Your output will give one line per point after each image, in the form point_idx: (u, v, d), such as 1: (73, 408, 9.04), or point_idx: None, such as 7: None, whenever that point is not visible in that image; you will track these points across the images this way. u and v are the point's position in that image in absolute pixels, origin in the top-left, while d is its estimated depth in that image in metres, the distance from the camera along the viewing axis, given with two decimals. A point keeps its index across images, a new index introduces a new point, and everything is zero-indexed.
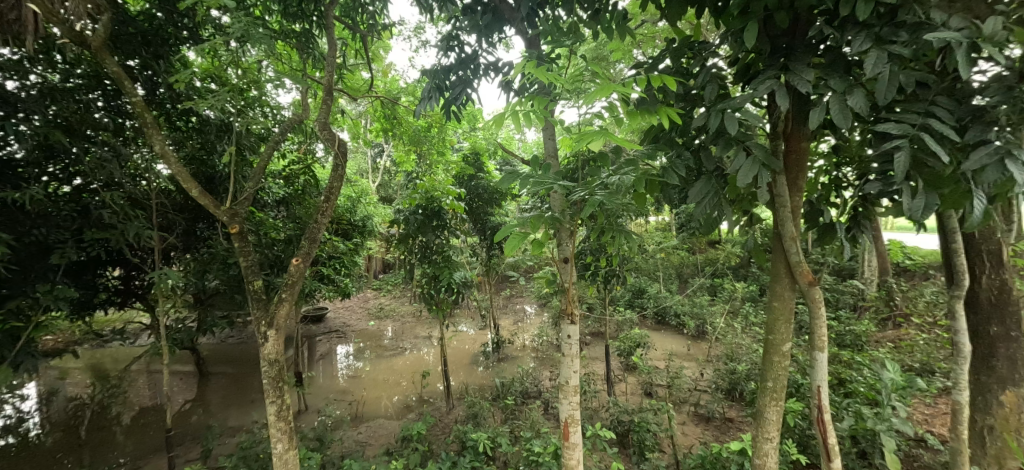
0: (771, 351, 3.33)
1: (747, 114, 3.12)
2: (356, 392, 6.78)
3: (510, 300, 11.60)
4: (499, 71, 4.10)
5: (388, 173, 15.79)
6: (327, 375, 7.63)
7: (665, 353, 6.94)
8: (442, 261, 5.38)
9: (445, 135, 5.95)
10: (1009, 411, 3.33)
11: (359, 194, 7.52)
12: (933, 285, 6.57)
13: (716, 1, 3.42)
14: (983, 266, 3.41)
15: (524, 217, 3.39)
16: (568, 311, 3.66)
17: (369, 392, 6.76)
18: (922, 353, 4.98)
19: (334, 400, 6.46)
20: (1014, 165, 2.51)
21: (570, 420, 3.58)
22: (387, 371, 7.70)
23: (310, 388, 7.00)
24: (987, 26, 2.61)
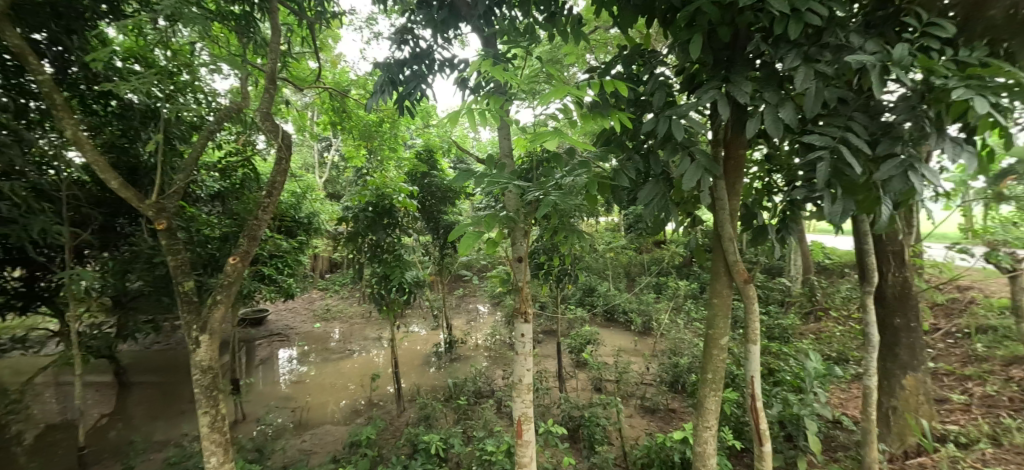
0: (712, 344, 3.57)
1: (692, 121, 3.30)
2: (300, 398, 6.44)
3: (463, 299, 11.52)
4: (455, 68, 4.05)
5: (336, 168, 15.18)
6: (267, 381, 7.20)
7: (613, 349, 7.20)
8: (394, 261, 5.23)
9: (398, 131, 5.80)
10: (909, 393, 3.74)
11: (306, 190, 7.15)
12: (848, 282, 7.27)
13: (664, 13, 3.62)
14: (890, 264, 3.82)
15: (478, 217, 3.40)
16: (522, 310, 3.72)
17: (313, 397, 6.44)
18: (839, 343, 5.52)
19: (275, 407, 6.10)
20: (914, 175, 2.84)
21: (523, 418, 3.64)
22: (333, 375, 7.38)
23: (248, 396, 6.57)
24: (897, 51, 2.88)
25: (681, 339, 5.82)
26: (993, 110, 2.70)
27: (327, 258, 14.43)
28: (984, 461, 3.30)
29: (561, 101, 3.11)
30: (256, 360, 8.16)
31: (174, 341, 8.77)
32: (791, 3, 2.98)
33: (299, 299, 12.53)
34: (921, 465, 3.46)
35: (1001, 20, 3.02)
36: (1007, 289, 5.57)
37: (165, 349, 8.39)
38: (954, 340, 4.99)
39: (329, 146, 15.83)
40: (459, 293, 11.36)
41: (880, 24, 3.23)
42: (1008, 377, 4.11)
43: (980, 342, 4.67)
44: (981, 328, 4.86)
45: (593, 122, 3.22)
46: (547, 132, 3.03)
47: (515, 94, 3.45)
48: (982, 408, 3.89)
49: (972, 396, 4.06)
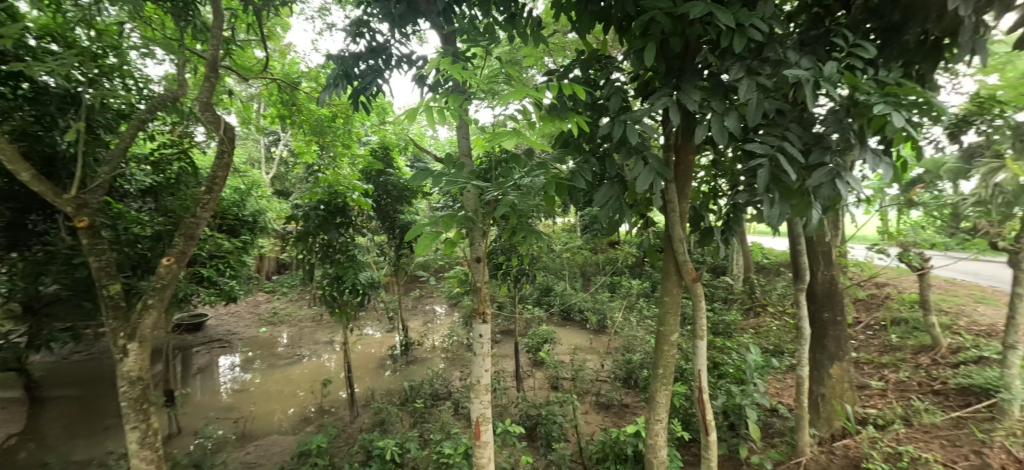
0: (663, 340, 3.72)
1: (646, 126, 3.43)
2: (243, 408, 6.06)
3: (419, 300, 11.31)
4: (413, 64, 3.96)
5: (285, 164, 14.55)
6: (206, 391, 6.72)
7: (570, 348, 7.34)
8: (348, 261, 5.03)
9: (352, 127, 5.60)
10: (835, 381, 4.09)
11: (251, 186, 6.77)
12: (783, 280, 7.83)
13: (620, 21, 3.74)
14: (819, 264, 4.16)
15: (436, 217, 3.36)
16: (480, 311, 3.72)
17: (258, 406, 6.08)
18: (776, 337, 5.94)
19: (214, 419, 5.70)
20: (840, 181, 3.12)
21: (481, 419, 3.64)
22: (280, 382, 6.99)
23: (183, 407, 6.08)
24: (828, 68, 3.12)
25: (634, 336, 6.04)
26: (906, 125, 3.00)
27: (274, 259, 13.80)
28: (898, 440, 3.65)
29: (519, 101, 3.13)
30: (194, 369, 7.59)
31: (96, 350, 8.00)
32: (736, 18, 3.17)
33: (243, 302, 11.86)
34: (845, 446, 3.78)
35: (913, 44, 3.38)
36: (916, 286, 6.21)
37: (86, 359, 7.64)
38: (873, 332, 5.52)
39: (277, 141, 15.17)
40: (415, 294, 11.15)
41: (813, 42, 3.50)
42: (917, 364, 4.57)
43: (894, 333, 5.18)
44: (894, 320, 5.40)
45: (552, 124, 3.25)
46: (505, 132, 3.03)
47: (474, 93, 3.44)
48: (895, 392, 4.31)
49: (888, 382, 4.50)
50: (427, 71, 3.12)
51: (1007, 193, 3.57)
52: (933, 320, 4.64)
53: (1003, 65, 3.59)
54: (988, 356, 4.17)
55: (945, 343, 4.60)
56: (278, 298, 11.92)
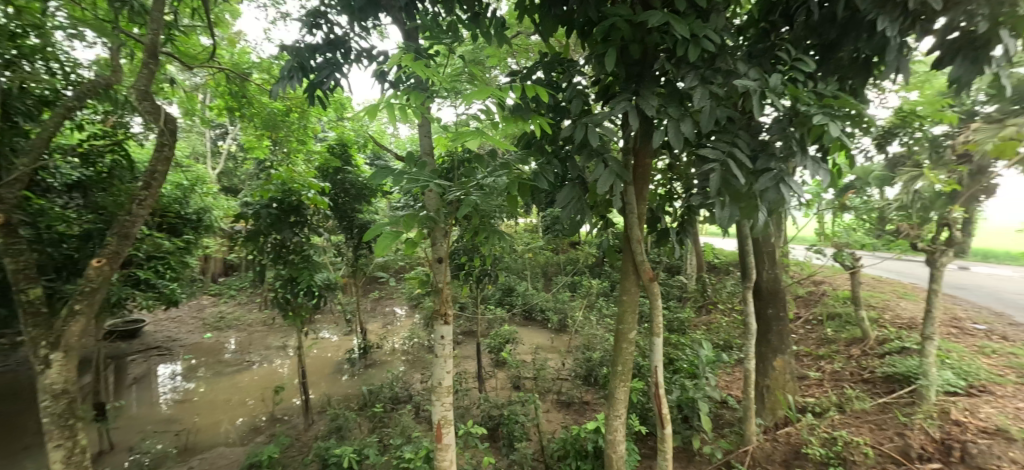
0: (622, 338, 3.82)
1: (606, 129, 3.51)
2: (184, 420, 5.64)
3: (378, 302, 11.01)
4: (374, 59, 3.83)
5: (234, 159, 13.78)
6: (143, 403, 6.20)
7: (532, 348, 7.39)
8: (303, 262, 4.82)
9: (308, 123, 5.48)
10: (778, 373, 4.36)
11: (196, 182, 6.36)
12: (732, 279, 8.26)
13: (583, 26, 3.82)
14: (766, 263, 4.41)
15: (397, 216, 3.28)
16: (442, 311, 3.68)
17: (202, 417, 5.69)
18: (725, 332, 6.27)
19: (152, 433, 5.27)
20: (784, 186, 3.33)
21: (443, 421, 3.59)
22: (226, 390, 6.58)
23: (116, 421, 5.59)
24: (773, 80, 3.32)
25: (594, 334, 6.18)
26: (841, 135, 3.24)
27: (220, 260, 13.05)
28: (834, 426, 3.94)
29: (482, 101, 3.10)
30: (128, 379, 6.99)
31: (14, 361, 7.20)
32: (691, 29, 3.30)
33: (185, 306, 11.14)
34: (787, 433, 4.04)
35: (847, 61, 3.66)
36: (848, 283, 6.74)
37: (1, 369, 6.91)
38: (811, 327, 5.93)
39: (226, 135, 14.35)
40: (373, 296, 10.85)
41: (761, 55, 3.72)
42: (850, 355, 4.96)
43: (830, 327, 5.60)
44: (829, 315, 5.84)
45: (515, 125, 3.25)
46: (468, 132, 3.00)
47: (437, 92, 3.40)
48: (831, 382, 4.66)
49: (824, 373, 4.86)
50: (388, 67, 3.04)
51: (925, 198, 3.95)
52: (863, 314, 5.04)
53: (923, 83, 3.96)
54: (909, 346, 4.58)
55: (873, 335, 5.02)
56: (224, 301, 11.26)
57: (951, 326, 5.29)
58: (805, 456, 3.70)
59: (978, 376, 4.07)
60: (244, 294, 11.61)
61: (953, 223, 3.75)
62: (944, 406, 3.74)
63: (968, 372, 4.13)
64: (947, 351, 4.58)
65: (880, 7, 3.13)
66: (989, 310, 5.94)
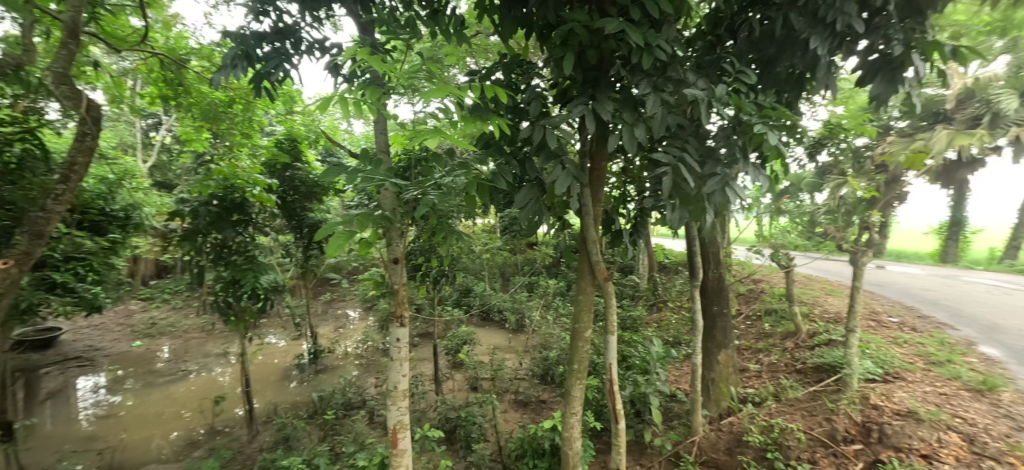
0: (578, 336, 3.90)
1: (563, 132, 3.57)
2: (108, 436, 5.15)
3: (329, 305, 10.57)
4: (327, 52, 3.65)
5: (169, 152, 12.75)
6: (59, 421, 5.59)
7: (489, 348, 7.38)
8: (247, 263, 4.53)
9: (253, 115, 5.18)
10: (722, 366, 4.63)
11: (123, 176, 6.14)
12: (681, 279, 8.66)
13: (541, 29, 3.85)
14: (712, 263, 4.65)
15: (350, 215, 3.16)
16: (398, 314, 3.58)
17: (131, 433, 5.21)
18: (675, 329, 6.56)
19: (71, 452, 4.77)
20: (729, 190, 3.52)
21: (399, 426, 3.51)
22: (157, 403, 6.07)
23: (25, 442, 5.00)
24: (719, 89, 3.50)
25: (551, 334, 6.27)
26: (779, 143, 3.48)
27: (152, 261, 12.08)
28: (772, 414, 4.23)
29: (440, 99, 3.03)
30: (40, 394, 6.30)
31: None
32: (645, 38, 3.42)
33: (110, 312, 10.23)
34: (730, 423, 4.29)
35: (784, 76, 3.94)
36: (784, 281, 7.27)
37: None
38: (751, 322, 6.34)
39: (159, 125, 13.25)
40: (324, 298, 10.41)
41: (708, 66, 3.91)
42: (785, 348, 5.35)
43: (767, 322, 6.01)
44: (767, 311, 6.27)
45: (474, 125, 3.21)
46: (426, 131, 2.93)
47: (393, 88, 3.31)
48: (769, 373, 5.01)
49: (763, 365, 5.21)
50: (342, 60, 2.91)
51: (849, 203, 4.34)
52: (796, 309, 5.47)
53: (847, 99, 4.33)
54: (835, 338, 5.01)
55: (805, 329, 5.43)
56: (156, 306, 10.43)
57: (870, 320, 5.84)
58: (746, 443, 3.94)
59: (892, 364, 4.52)
60: (178, 298, 10.78)
61: (872, 226, 4.15)
62: (864, 392, 4.11)
63: (885, 361, 4.58)
64: (867, 342, 5.06)
65: (812, 27, 3.39)
66: (902, 305, 6.60)
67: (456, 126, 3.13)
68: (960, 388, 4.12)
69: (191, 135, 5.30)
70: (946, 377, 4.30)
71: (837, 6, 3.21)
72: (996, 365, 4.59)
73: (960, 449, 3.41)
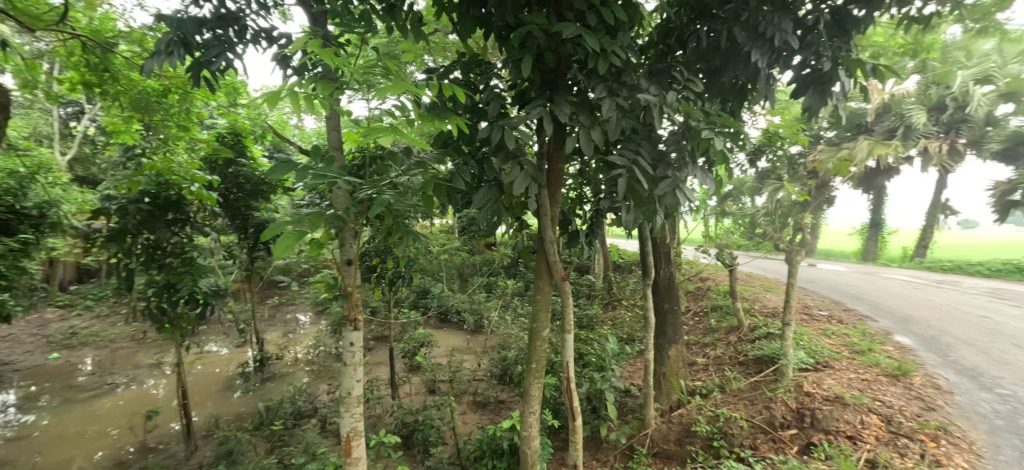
0: (536, 336, 3.92)
1: (522, 133, 3.58)
2: (18, 460, 4.61)
3: (277, 309, 10.05)
4: (275, 42, 3.35)
5: (92, 144, 11.60)
6: None
7: (447, 350, 7.31)
8: (184, 266, 4.21)
9: (191, 105, 4.78)
10: (673, 360, 4.85)
11: (36, 171, 5.78)
12: (635, 278, 8.98)
13: (501, 30, 3.84)
14: (663, 262, 4.84)
15: (300, 214, 2.98)
16: (352, 317, 3.45)
17: (46, 455, 4.69)
18: (629, 327, 6.79)
19: None
20: (678, 192, 3.68)
21: (353, 433, 3.39)
22: (78, 420, 5.50)
23: None
24: (669, 96, 3.64)
25: (510, 334, 6.31)
26: (724, 149, 3.67)
27: (72, 264, 10.99)
28: (717, 405, 4.48)
29: (396, 96, 2.93)
30: None
31: None
32: (601, 43, 3.49)
33: (20, 322, 9.22)
34: (680, 414, 4.49)
35: (728, 86, 4.17)
36: (728, 279, 7.73)
37: None
38: (699, 318, 6.69)
39: (80, 114, 12.02)
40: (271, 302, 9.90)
41: (660, 73, 4.06)
42: (728, 342, 5.68)
43: (713, 318, 6.36)
44: (713, 307, 6.64)
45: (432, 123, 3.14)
46: (381, 128, 2.83)
47: (346, 83, 3.17)
48: (715, 366, 5.30)
49: (710, 359, 5.51)
50: (291, 51, 2.74)
51: (785, 206, 4.69)
52: (739, 305, 5.82)
53: (783, 110, 4.66)
54: (772, 332, 5.38)
55: (746, 324, 5.80)
56: (76, 316, 9.50)
57: (803, 314, 6.34)
58: (694, 433, 4.14)
59: (822, 354, 4.92)
60: (103, 305, 9.86)
61: (805, 227, 4.50)
62: (798, 381, 4.45)
63: (816, 351, 4.98)
64: (800, 334, 5.48)
65: (753, 41, 3.62)
66: (830, 300, 7.20)
67: (412, 124, 3.04)
68: (879, 374, 4.56)
69: (118, 127, 4.80)
70: (867, 364, 4.74)
71: (776, 22, 3.45)
72: (908, 352, 5.13)
73: (879, 429, 3.77)
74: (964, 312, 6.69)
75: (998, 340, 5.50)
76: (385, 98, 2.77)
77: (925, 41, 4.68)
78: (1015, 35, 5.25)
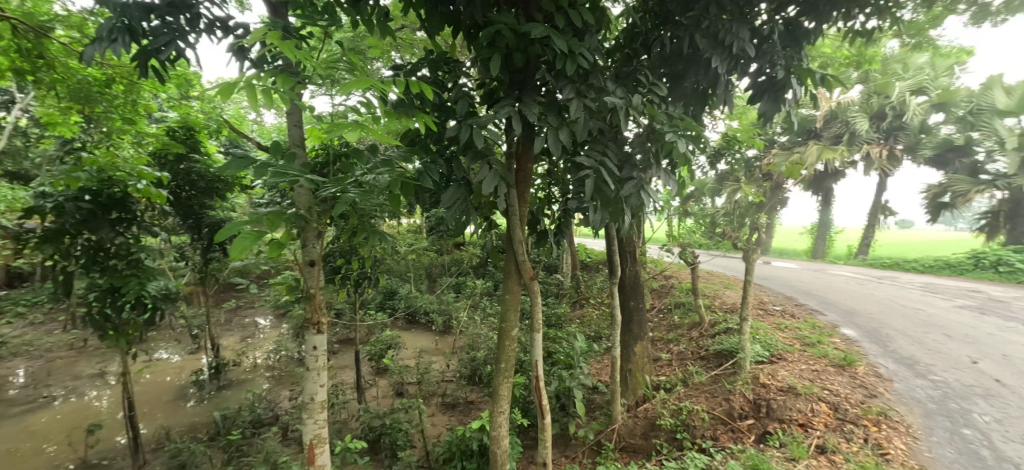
0: (505, 336, 3.91)
1: (490, 132, 3.56)
2: None
3: (234, 312, 9.60)
4: (230, 31, 3.09)
5: (24, 136, 10.68)
6: None
7: (415, 351, 7.20)
8: (130, 269, 3.95)
9: (137, 97, 4.58)
10: (638, 357, 4.98)
11: None
12: (602, 276, 9.15)
13: (469, 28, 3.80)
14: (629, 261, 4.96)
15: (258, 214, 2.82)
16: (315, 320, 3.32)
17: None
18: (596, 324, 6.92)
19: None
20: (643, 192, 3.77)
21: (317, 440, 3.28)
22: (7, 437, 5.05)
23: None
24: (635, 99, 3.72)
25: (479, 334, 6.29)
26: (686, 151, 3.78)
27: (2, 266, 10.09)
28: (680, 398, 4.64)
29: (361, 92, 2.82)
30: None
31: None
32: (568, 45, 3.52)
33: None
34: (645, 409, 4.62)
35: (690, 90, 4.30)
36: (690, 277, 8.02)
37: None
38: (663, 314, 6.91)
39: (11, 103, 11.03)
40: (227, 305, 9.43)
41: (626, 76, 4.13)
42: (691, 337, 5.89)
43: (676, 314, 6.57)
44: (677, 304, 6.87)
45: (399, 121, 3.07)
46: (346, 125, 2.72)
47: (307, 77, 3.03)
48: (678, 361, 5.49)
49: (673, 354, 5.70)
50: (249, 42, 2.60)
51: (742, 206, 4.92)
52: (700, 302, 6.05)
53: (740, 115, 4.88)
54: (731, 327, 5.62)
55: (707, 319, 6.03)
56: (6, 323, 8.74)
57: (759, 309, 6.67)
58: (658, 427, 4.27)
59: (777, 347, 5.19)
60: (37, 311, 9.11)
61: (760, 227, 4.73)
62: (755, 373, 4.67)
63: (771, 344, 5.25)
64: (756, 328, 5.76)
65: (714, 48, 3.75)
66: (783, 296, 7.61)
67: (379, 122, 2.94)
68: (827, 364, 4.86)
69: (56, 118, 4.66)
70: (817, 356, 5.04)
71: (734, 31, 3.60)
72: (853, 343, 5.49)
73: (828, 417, 4.01)
74: (902, 305, 7.24)
75: (930, 330, 5.98)
76: (349, 93, 2.66)
77: (868, 53, 5.06)
78: (945, 50, 5.74)
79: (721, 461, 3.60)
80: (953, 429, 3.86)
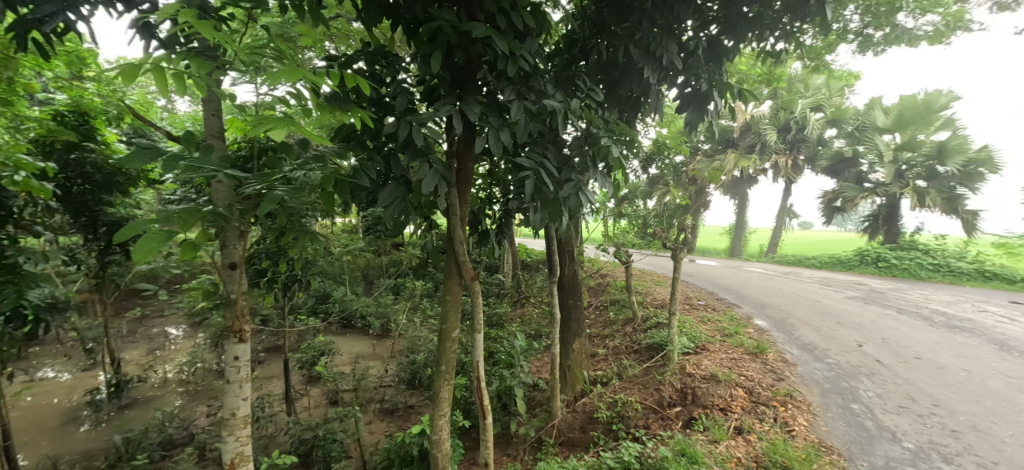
0: (445, 337, 3.81)
1: (431, 130, 3.45)
2: None
3: (138, 322, 8.59)
4: (134, 5, 2.72)
5: None
6: None
7: (351, 357, 6.87)
8: (6, 275, 3.38)
9: (16, 74, 3.65)
10: (577, 353, 5.14)
11: None
12: (541, 276, 9.33)
13: (409, 23, 3.66)
14: (567, 261, 5.10)
15: (168, 211, 2.50)
16: (237, 328, 3.04)
17: None
18: (536, 323, 7.04)
19: None
20: (581, 193, 3.86)
21: (237, 460, 2.99)
22: None
23: None
24: (573, 103, 3.79)
25: (418, 336, 6.14)
26: (620, 156, 3.94)
27: None
28: (615, 391, 4.87)
29: (289, 83, 2.54)
30: None
31: None
32: (510, 46, 3.50)
33: None
34: (583, 403, 4.79)
35: (624, 97, 4.49)
36: (624, 275, 8.43)
37: None
38: (600, 311, 7.20)
39: None
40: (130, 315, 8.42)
41: (565, 81, 4.22)
42: (625, 333, 6.18)
43: (611, 311, 6.88)
44: (612, 301, 7.21)
45: (333, 115, 2.87)
46: (272, 119, 2.39)
47: (227, 62, 2.70)
48: (613, 355, 5.75)
49: (608, 349, 5.96)
50: (158, 18, 2.28)
51: (672, 208, 5.27)
52: (633, 299, 6.38)
53: (669, 123, 5.21)
54: (661, 321, 5.99)
55: (640, 315, 6.38)
56: None
57: (684, 304, 7.18)
58: (596, 420, 4.44)
59: (700, 338, 5.62)
60: None
61: (687, 228, 5.09)
62: (681, 364, 5.01)
63: (695, 336, 5.67)
64: (683, 322, 6.19)
65: (646, 59, 3.94)
66: (705, 291, 8.25)
67: (311, 116, 2.69)
68: (743, 353, 5.34)
69: None
70: (735, 346, 5.51)
71: (664, 44, 3.83)
72: (764, 333, 6.09)
73: (744, 400, 4.41)
74: (802, 298, 8.13)
75: (825, 319, 6.78)
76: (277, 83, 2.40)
77: (776, 71, 5.63)
78: (838, 74, 6.52)
79: (653, 447, 3.79)
80: (844, 404, 4.41)
